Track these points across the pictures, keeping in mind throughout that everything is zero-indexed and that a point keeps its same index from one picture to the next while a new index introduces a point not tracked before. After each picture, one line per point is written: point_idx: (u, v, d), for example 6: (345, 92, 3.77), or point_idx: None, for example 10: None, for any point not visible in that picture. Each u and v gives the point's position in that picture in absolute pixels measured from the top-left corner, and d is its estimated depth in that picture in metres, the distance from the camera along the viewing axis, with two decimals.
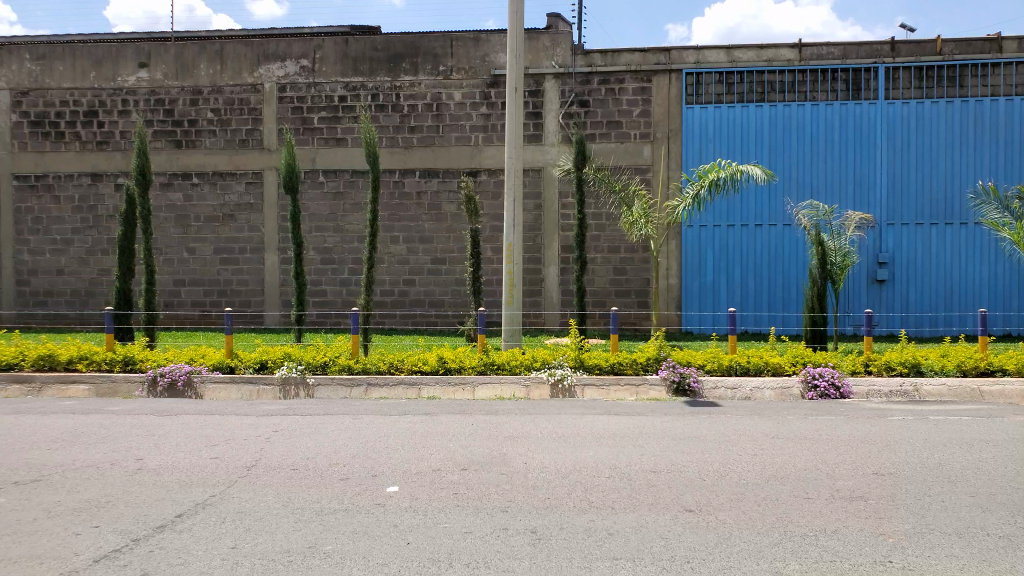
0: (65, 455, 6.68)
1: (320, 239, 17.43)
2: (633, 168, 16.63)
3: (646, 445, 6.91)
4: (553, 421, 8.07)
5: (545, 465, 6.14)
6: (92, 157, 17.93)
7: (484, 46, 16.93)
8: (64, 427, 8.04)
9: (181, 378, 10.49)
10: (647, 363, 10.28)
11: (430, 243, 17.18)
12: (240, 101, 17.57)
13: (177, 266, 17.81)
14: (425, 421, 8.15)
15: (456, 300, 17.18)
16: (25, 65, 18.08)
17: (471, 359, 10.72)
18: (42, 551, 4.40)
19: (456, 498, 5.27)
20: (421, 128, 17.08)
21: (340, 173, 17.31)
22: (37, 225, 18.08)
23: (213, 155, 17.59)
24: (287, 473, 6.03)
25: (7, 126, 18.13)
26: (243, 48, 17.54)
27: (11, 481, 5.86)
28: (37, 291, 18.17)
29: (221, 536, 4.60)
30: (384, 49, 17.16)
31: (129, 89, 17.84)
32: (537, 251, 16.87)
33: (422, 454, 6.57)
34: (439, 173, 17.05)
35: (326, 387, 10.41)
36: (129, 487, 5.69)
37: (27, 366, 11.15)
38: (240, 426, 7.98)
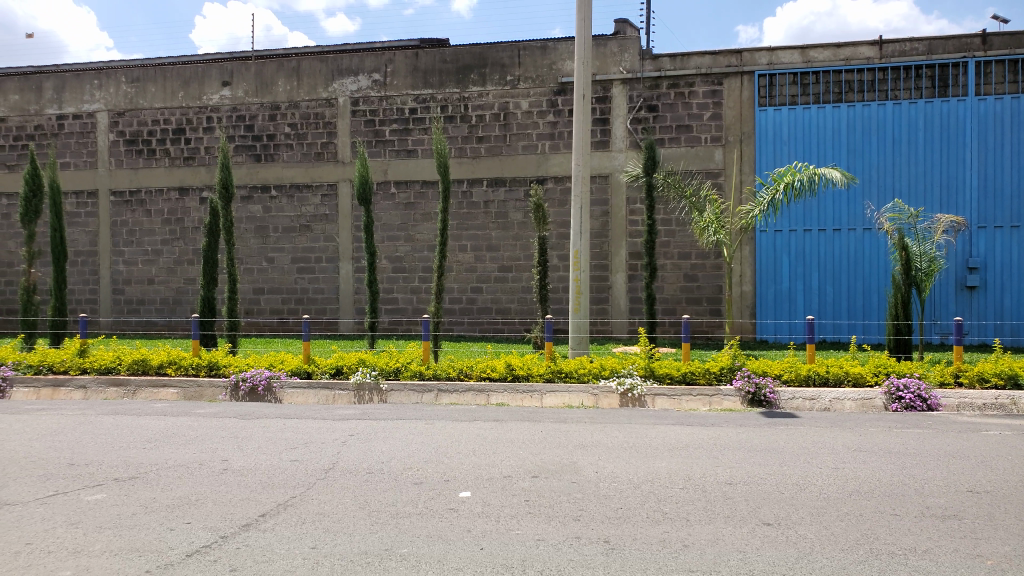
0: (157, 455, 6.99)
1: (392, 248, 17.76)
2: (705, 172, 16.35)
3: (721, 456, 6.76)
4: (624, 430, 8.00)
5: (616, 474, 6.08)
6: (179, 172, 18.75)
7: (551, 54, 16.97)
8: (156, 428, 8.42)
9: (262, 383, 10.83)
10: (720, 372, 10.02)
11: (497, 251, 17.28)
12: (315, 115, 18.09)
13: (257, 275, 18.42)
14: (494, 428, 8.19)
15: (522, 308, 17.22)
16: (120, 87, 19.07)
17: (539, 367, 10.60)
18: (139, 544, 4.60)
19: (528, 505, 5.27)
20: (489, 138, 17.22)
21: (411, 184, 17.60)
22: (130, 238, 19.01)
23: (290, 168, 18.17)
24: (363, 476, 6.16)
25: (104, 145, 19.14)
26: (317, 64, 18.06)
27: (112, 478, 6.17)
28: (130, 300, 19.08)
29: (303, 536, 4.72)
30: (453, 61, 17.41)
31: (213, 107, 18.60)
32: (606, 258, 16.77)
33: (493, 460, 6.60)
34: (507, 182, 17.16)
35: (399, 392, 10.58)
36: (216, 486, 5.91)
37: (123, 370, 11.70)
38: (317, 430, 8.18)
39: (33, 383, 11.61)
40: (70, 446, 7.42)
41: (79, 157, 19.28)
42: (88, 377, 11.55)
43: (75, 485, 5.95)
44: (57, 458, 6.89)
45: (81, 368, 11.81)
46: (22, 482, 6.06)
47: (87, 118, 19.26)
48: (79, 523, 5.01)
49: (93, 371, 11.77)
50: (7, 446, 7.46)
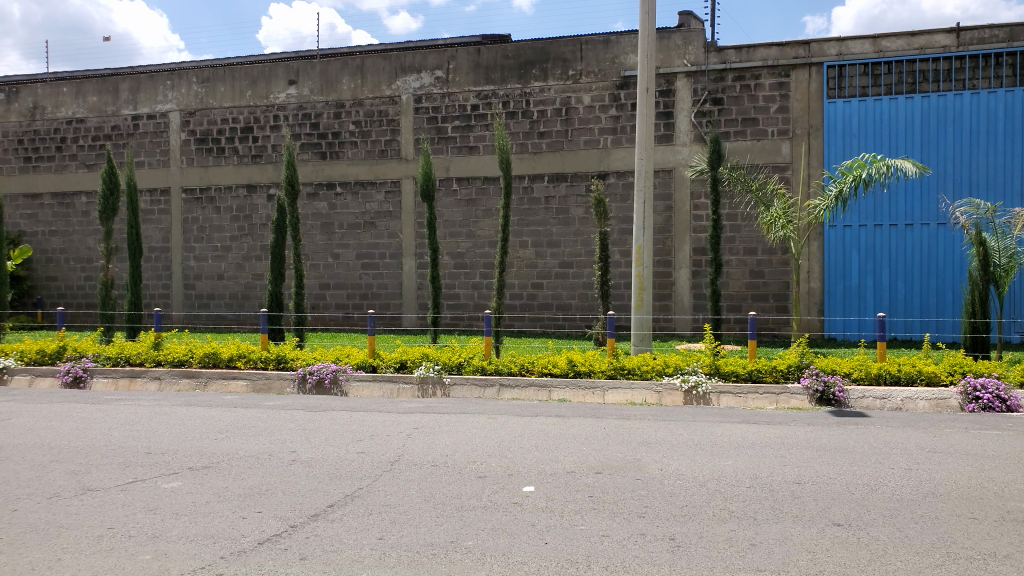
0: (228, 445, 7.21)
1: (454, 244, 17.92)
2: (771, 166, 16.00)
3: (789, 455, 6.62)
4: (688, 427, 7.90)
5: (681, 472, 6.02)
6: (248, 170, 19.29)
7: (614, 48, 16.83)
8: (227, 419, 8.70)
9: (328, 376, 11.08)
10: (787, 371, 9.76)
11: (558, 247, 17.26)
12: (379, 113, 18.36)
13: (322, 271, 18.82)
14: (557, 423, 8.20)
15: (583, 304, 17.16)
16: (192, 88, 19.71)
17: (601, 363, 10.61)
18: (215, 531, 4.77)
19: (592, 501, 5.26)
20: (551, 134, 17.20)
21: (473, 181, 17.71)
22: (201, 234, 19.65)
23: (355, 166, 18.49)
24: (428, 468, 6.24)
25: (176, 144, 19.81)
26: (382, 62, 18.33)
27: (187, 467, 6.40)
28: (201, 295, 19.73)
29: (370, 527, 4.81)
30: (515, 57, 17.44)
31: (280, 106, 19.07)
32: (669, 254, 16.57)
33: (556, 455, 6.60)
34: (568, 177, 17.11)
35: (461, 387, 10.69)
36: (285, 476, 6.07)
37: (195, 363, 12.10)
38: (383, 423, 8.33)
39: (112, 374, 12.12)
40: (147, 435, 7.72)
41: (153, 156, 20.00)
42: (162, 369, 12.00)
43: (152, 473, 6.19)
44: (136, 446, 7.19)
45: (156, 361, 12.26)
46: (103, 469, 6.34)
47: (161, 118, 19.97)
48: (157, 510, 5.21)
49: (168, 364, 12.21)
50: (89, 434, 7.81)
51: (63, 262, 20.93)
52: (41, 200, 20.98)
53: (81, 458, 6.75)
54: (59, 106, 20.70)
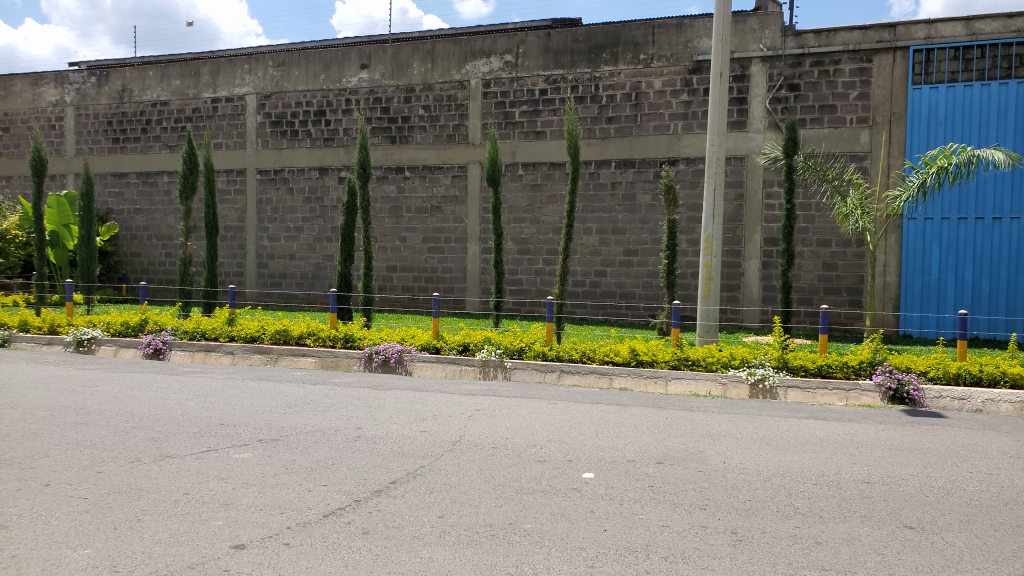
0: (296, 420, 7.43)
1: (518, 230, 17.94)
2: (849, 155, 15.49)
3: (858, 453, 6.42)
4: (753, 421, 7.73)
5: (745, 466, 5.90)
6: (320, 153, 19.68)
7: (687, 32, 16.50)
8: (296, 394, 8.96)
9: (393, 356, 11.28)
10: (859, 367, 9.47)
11: (623, 234, 17.09)
12: (448, 97, 18.47)
13: (390, 253, 19.11)
14: (618, 412, 8.15)
15: (648, 293, 16.98)
16: (268, 71, 20.20)
17: (665, 353, 10.38)
18: (282, 502, 4.92)
19: (652, 491, 5.22)
20: (620, 119, 17.00)
21: (539, 166, 17.66)
22: (275, 215, 20.18)
23: (424, 150, 18.67)
24: (488, 450, 6.29)
25: (253, 126, 20.37)
26: (452, 46, 18.41)
27: (257, 438, 6.62)
28: (273, 274, 20.31)
29: (431, 505, 4.89)
30: (585, 41, 17.28)
31: (352, 89, 19.38)
32: (738, 244, 16.22)
33: (616, 443, 6.57)
34: (636, 163, 16.89)
35: (523, 370, 10.74)
36: (351, 452, 6.21)
37: (266, 339, 12.46)
38: (445, 403, 8.44)
39: (189, 347, 12.61)
40: (221, 407, 8.01)
41: (231, 138, 20.62)
42: (236, 344, 12.42)
43: (224, 443, 6.42)
44: (210, 417, 7.47)
45: (230, 336, 12.69)
46: (180, 437, 6.62)
47: (239, 101, 20.55)
48: (228, 478, 5.41)
49: (241, 339, 12.61)
50: (168, 404, 8.15)
51: (146, 239, 21.84)
52: (127, 179, 21.88)
53: (160, 425, 7.06)
54: (145, 89, 21.53)
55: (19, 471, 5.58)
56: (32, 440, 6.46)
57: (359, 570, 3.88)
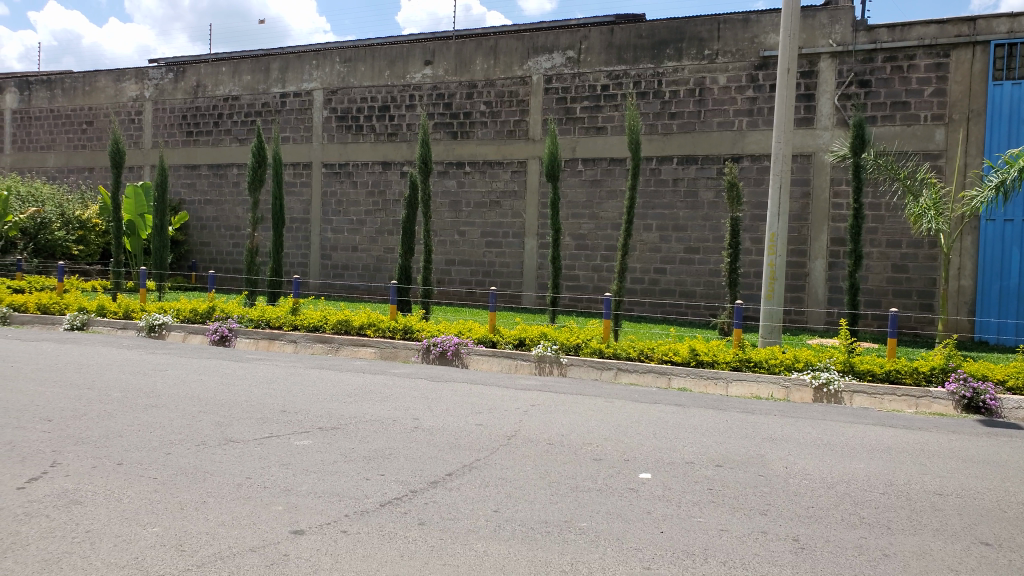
0: (355, 409, 7.54)
1: (576, 226, 17.85)
2: (922, 153, 14.93)
3: (930, 463, 6.17)
4: (817, 426, 7.51)
5: (808, 472, 5.74)
6: (383, 148, 19.93)
7: (754, 27, 16.17)
8: (356, 384, 9.10)
9: (450, 348, 11.37)
10: (931, 374, 9.13)
11: (684, 232, 16.84)
12: (510, 93, 18.47)
13: (449, 247, 19.26)
14: (677, 412, 8.02)
15: (708, 292, 16.70)
16: (335, 67, 20.54)
17: (726, 353, 10.17)
18: (341, 489, 4.99)
19: (711, 494, 5.12)
20: (683, 115, 16.72)
21: (599, 162, 17.52)
22: (338, 208, 20.53)
23: (484, 145, 18.72)
24: (544, 446, 6.27)
25: (319, 121, 20.77)
26: (515, 42, 18.41)
27: (317, 426, 6.73)
28: (336, 265, 20.66)
29: (486, 498, 4.89)
30: (649, 36, 17.06)
31: (415, 85, 19.57)
32: (804, 244, 15.80)
33: (675, 445, 6.46)
34: (698, 160, 16.61)
35: (579, 367, 10.70)
36: (408, 443, 6.26)
37: (328, 329, 12.67)
38: (501, 397, 8.45)
39: (253, 334, 12.95)
40: (284, 395, 8.19)
41: (298, 133, 21.06)
42: (299, 333, 12.69)
43: (286, 430, 6.55)
44: (273, 404, 7.64)
45: (293, 325, 12.94)
46: (244, 422, 6.78)
47: (306, 96, 20.96)
48: (289, 465, 5.52)
49: (303, 328, 12.85)
50: (233, 390, 8.38)
51: (215, 230, 22.49)
52: (199, 171, 22.54)
53: (225, 411, 7.24)
54: (217, 84, 22.15)
55: (95, 449, 5.80)
56: (107, 420, 6.71)
57: (415, 561, 3.90)
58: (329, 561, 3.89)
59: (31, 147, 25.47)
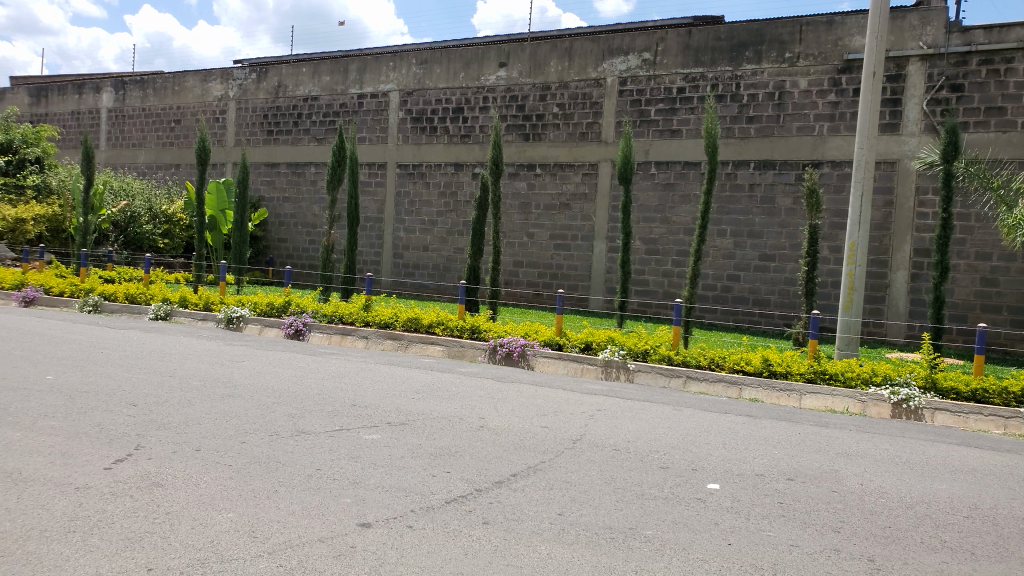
0: (423, 406, 7.64)
1: (647, 230, 17.67)
2: (1018, 161, 14.23)
3: (1019, 488, 5.85)
4: (896, 443, 7.22)
5: (885, 490, 5.52)
6: (456, 149, 20.14)
7: (838, 29, 15.68)
8: (424, 381, 9.22)
9: (517, 349, 11.41)
10: (1021, 394, 8.68)
11: (759, 238, 16.46)
12: (583, 95, 18.41)
13: (517, 249, 19.34)
14: (747, 423, 7.84)
15: (783, 301, 16.29)
16: (411, 69, 20.87)
17: (800, 365, 9.89)
18: (408, 484, 5.07)
19: (782, 508, 4.98)
20: (761, 119, 16.36)
21: (673, 165, 17.29)
22: (411, 208, 20.84)
23: (556, 148, 18.71)
24: (609, 452, 6.22)
25: (394, 122, 21.14)
26: (590, 44, 18.35)
27: (386, 421, 6.85)
28: (407, 264, 20.98)
29: (550, 501, 4.88)
30: (728, 39, 16.75)
31: (489, 87, 19.70)
32: (885, 254, 15.24)
33: (745, 456, 6.31)
34: (776, 165, 16.21)
35: (646, 374, 10.57)
36: (474, 441, 6.31)
37: (398, 326, 12.87)
38: (567, 401, 8.42)
39: (326, 329, 13.29)
40: (354, 389, 8.37)
41: (374, 133, 21.49)
42: (369, 329, 12.95)
43: (357, 424, 6.69)
44: (344, 397, 7.82)
45: (364, 321, 13.21)
46: (316, 415, 6.96)
47: (382, 97, 21.37)
48: (358, 458, 5.64)
49: (375, 325, 13.09)
50: (307, 382, 8.62)
51: (292, 227, 23.15)
52: (279, 169, 23.24)
53: (298, 402, 7.44)
54: (298, 84, 22.79)
55: (176, 434, 6.05)
56: (187, 407, 6.99)
57: (478, 559, 3.93)
58: (394, 555, 3.94)
59: (124, 144, 26.74)
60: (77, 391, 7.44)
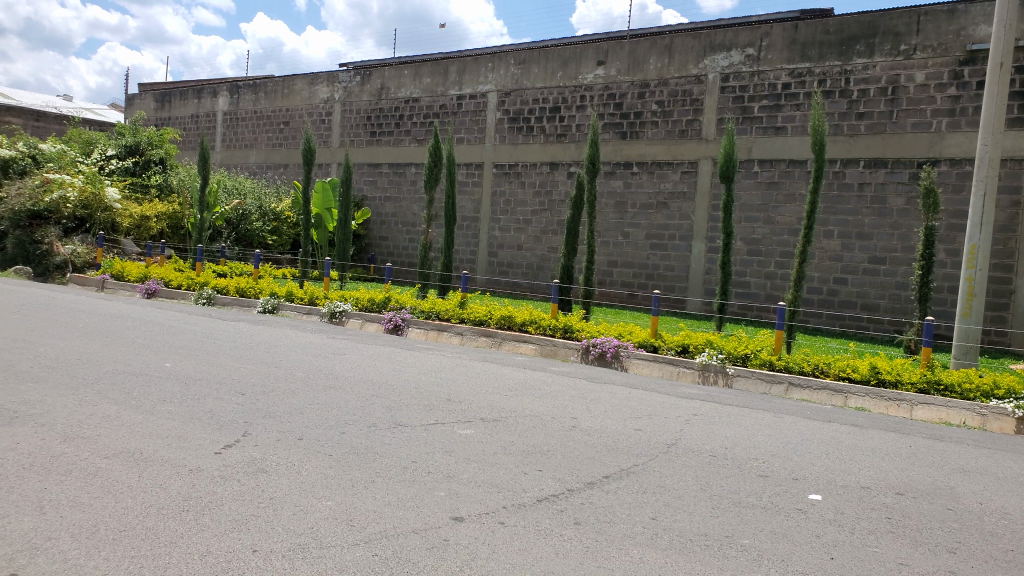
0: (517, 403, 7.68)
1: (749, 230, 17.16)
2: None
3: None
4: (1019, 461, 6.73)
5: (1006, 511, 5.15)
6: (553, 148, 20.14)
7: (960, 19, 14.78)
8: (517, 379, 9.27)
9: (610, 350, 11.31)
10: None
11: (869, 240, 15.71)
12: (683, 92, 18.05)
13: (612, 249, 19.17)
14: (852, 432, 7.50)
15: (894, 306, 15.48)
16: (510, 68, 21.02)
17: (912, 374, 9.37)
18: (500, 481, 5.10)
19: (890, 523, 4.73)
20: (872, 114, 15.60)
21: (777, 164, 16.74)
22: (507, 207, 20.99)
23: (654, 146, 18.42)
24: (706, 458, 6.07)
25: (492, 122, 21.36)
26: (691, 40, 17.98)
27: (480, 417, 6.93)
28: (502, 263, 21.15)
29: (643, 505, 4.80)
30: (837, 32, 16.08)
31: (587, 86, 19.61)
32: (1010, 258, 14.24)
33: (850, 468, 6.03)
34: (888, 163, 15.43)
35: (746, 379, 10.27)
36: (565, 441, 6.29)
37: (492, 324, 12.98)
38: (662, 404, 8.28)
39: (424, 325, 13.57)
40: (450, 384, 8.51)
41: (472, 133, 21.77)
42: (465, 326, 13.13)
43: (451, 418, 6.80)
44: (440, 392, 7.95)
45: (460, 318, 13.41)
46: (411, 408, 7.12)
47: (481, 98, 21.63)
48: (452, 452, 5.72)
49: (470, 322, 13.26)
50: (404, 376, 8.82)
51: (393, 225, 23.76)
52: (380, 169, 23.88)
53: (395, 395, 7.64)
54: (400, 86, 23.36)
55: (281, 423, 6.30)
56: (292, 397, 7.28)
57: (569, 560, 3.91)
58: (485, 550, 3.98)
59: (238, 145, 28.11)
60: (193, 379, 7.87)
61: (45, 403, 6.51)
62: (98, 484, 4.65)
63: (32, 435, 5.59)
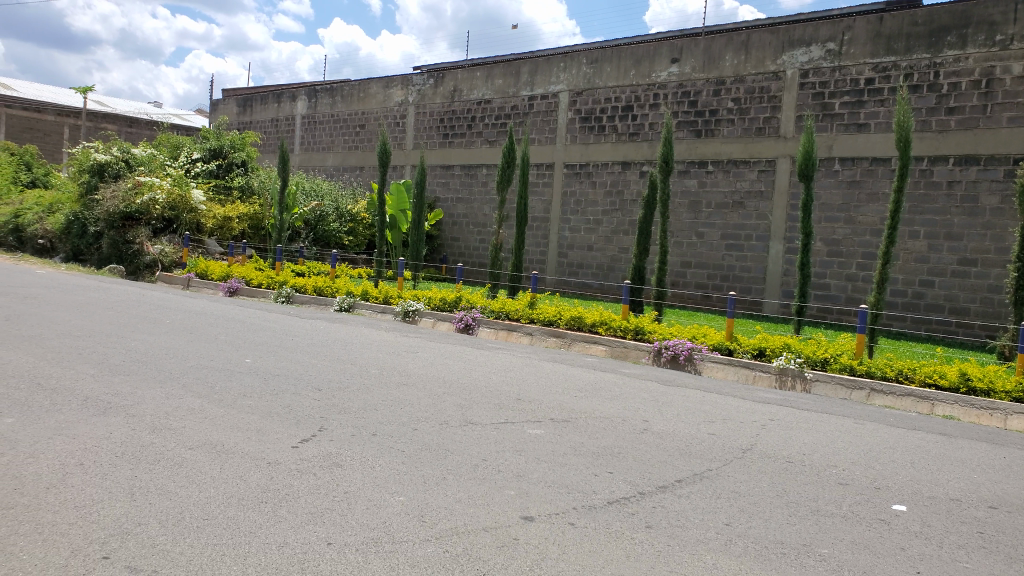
0: (587, 404, 7.64)
1: (829, 230, 16.62)
2: None
3: None
4: None
5: None
6: (625, 148, 19.94)
7: None
8: (588, 380, 9.21)
9: (683, 353, 11.11)
10: None
11: (958, 240, 15.01)
12: (761, 89, 17.62)
13: (685, 249, 18.85)
14: (939, 441, 7.16)
15: (985, 310, 14.73)
16: (582, 68, 20.93)
17: (1006, 381, 8.90)
18: (570, 482, 5.08)
19: (983, 538, 4.49)
20: (963, 109, 14.89)
21: (859, 161, 16.15)
22: (577, 207, 20.91)
23: (730, 144, 18.03)
24: (783, 464, 5.90)
25: (564, 122, 21.31)
26: (769, 36, 17.53)
27: (550, 417, 6.93)
28: (572, 263, 21.09)
29: (717, 510, 4.70)
30: (926, 23, 15.40)
31: (661, 84, 19.34)
32: None
33: (937, 478, 5.76)
34: (980, 160, 14.69)
35: (825, 384, 9.96)
36: (636, 443, 6.22)
37: (562, 324, 12.93)
38: (736, 408, 8.09)
39: (494, 325, 13.63)
40: (520, 384, 8.53)
41: (544, 134, 21.77)
42: (535, 326, 13.14)
43: (521, 418, 6.81)
44: (510, 392, 7.97)
45: (530, 318, 13.42)
46: (482, 406, 7.16)
47: (553, 98, 21.61)
48: (523, 451, 5.73)
49: (540, 322, 13.26)
50: (474, 375, 8.89)
51: (464, 226, 24.00)
52: (453, 171, 24.13)
53: (467, 394, 7.71)
54: (473, 88, 23.55)
55: (355, 419, 6.44)
56: (366, 394, 7.44)
57: (641, 563, 3.86)
58: (555, 550, 3.97)
59: (315, 148, 28.88)
60: (271, 375, 8.12)
61: (135, 395, 6.82)
62: (182, 474, 4.85)
63: (123, 425, 5.87)
